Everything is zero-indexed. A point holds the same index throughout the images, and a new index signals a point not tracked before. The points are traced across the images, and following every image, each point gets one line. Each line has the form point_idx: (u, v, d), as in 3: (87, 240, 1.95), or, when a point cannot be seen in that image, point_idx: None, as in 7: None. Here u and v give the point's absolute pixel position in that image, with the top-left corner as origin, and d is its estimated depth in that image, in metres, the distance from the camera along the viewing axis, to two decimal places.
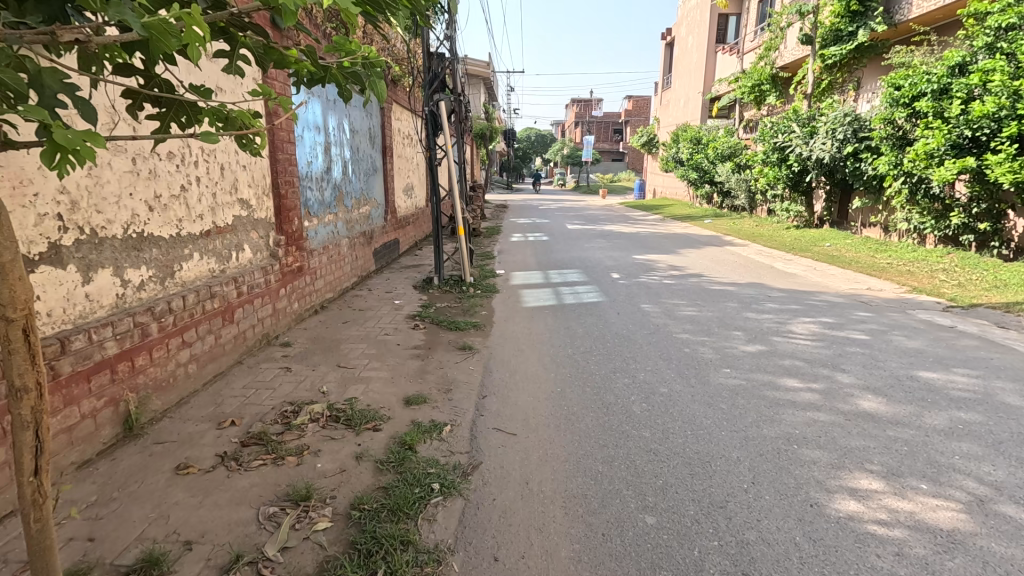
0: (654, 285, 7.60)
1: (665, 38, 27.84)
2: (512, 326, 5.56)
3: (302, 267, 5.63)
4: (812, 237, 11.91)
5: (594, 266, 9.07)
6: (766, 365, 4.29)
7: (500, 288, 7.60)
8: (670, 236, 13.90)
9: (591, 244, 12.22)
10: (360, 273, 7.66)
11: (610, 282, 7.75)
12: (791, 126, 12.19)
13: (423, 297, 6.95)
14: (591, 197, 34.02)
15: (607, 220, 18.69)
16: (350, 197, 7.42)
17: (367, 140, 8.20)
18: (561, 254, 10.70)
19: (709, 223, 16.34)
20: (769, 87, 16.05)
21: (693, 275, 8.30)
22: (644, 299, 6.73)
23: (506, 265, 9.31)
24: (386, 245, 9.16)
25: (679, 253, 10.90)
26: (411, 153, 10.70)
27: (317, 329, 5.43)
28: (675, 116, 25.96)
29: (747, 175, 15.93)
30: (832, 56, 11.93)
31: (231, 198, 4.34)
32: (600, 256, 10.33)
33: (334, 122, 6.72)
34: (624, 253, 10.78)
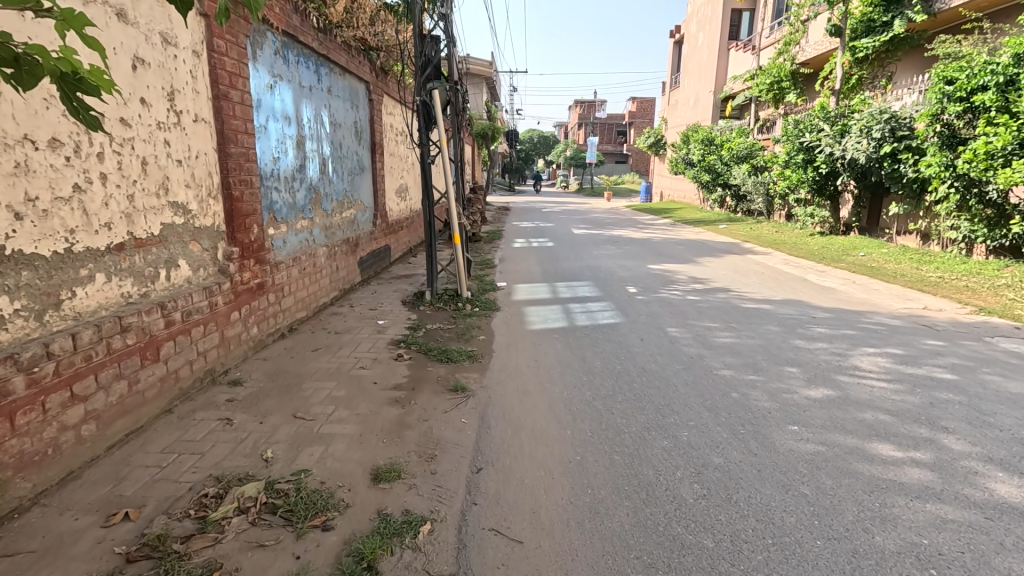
0: (678, 302, 6.65)
1: (673, 35, 26.96)
2: (515, 357, 4.60)
3: (263, 283, 4.69)
4: (842, 245, 10.96)
5: (606, 278, 8.13)
6: (843, 421, 3.33)
7: (501, 304, 6.64)
8: (684, 243, 12.96)
9: (601, 251, 11.26)
10: (341, 286, 6.72)
11: (627, 298, 6.80)
12: (819, 124, 11.24)
13: (412, 316, 6.00)
14: (596, 200, 33.09)
15: (615, 224, 17.70)
16: (330, 199, 6.50)
17: (352, 135, 7.28)
18: (568, 263, 9.76)
19: (725, 228, 15.38)
20: (789, 84, 15.13)
21: (720, 290, 7.35)
22: (669, 320, 5.78)
23: (508, 276, 8.36)
24: (374, 252, 8.21)
25: (699, 262, 9.95)
26: (404, 150, 9.77)
27: (278, 360, 4.47)
28: (684, 116, 25.04)
29: (765, 178, 14.99)
30: (864, 49, 11.04)
31: (156, 200, 3.38)
32: (611, 265, 9.38)
33: (310, 112, 5.79)
34: (638, 262, 9.83)
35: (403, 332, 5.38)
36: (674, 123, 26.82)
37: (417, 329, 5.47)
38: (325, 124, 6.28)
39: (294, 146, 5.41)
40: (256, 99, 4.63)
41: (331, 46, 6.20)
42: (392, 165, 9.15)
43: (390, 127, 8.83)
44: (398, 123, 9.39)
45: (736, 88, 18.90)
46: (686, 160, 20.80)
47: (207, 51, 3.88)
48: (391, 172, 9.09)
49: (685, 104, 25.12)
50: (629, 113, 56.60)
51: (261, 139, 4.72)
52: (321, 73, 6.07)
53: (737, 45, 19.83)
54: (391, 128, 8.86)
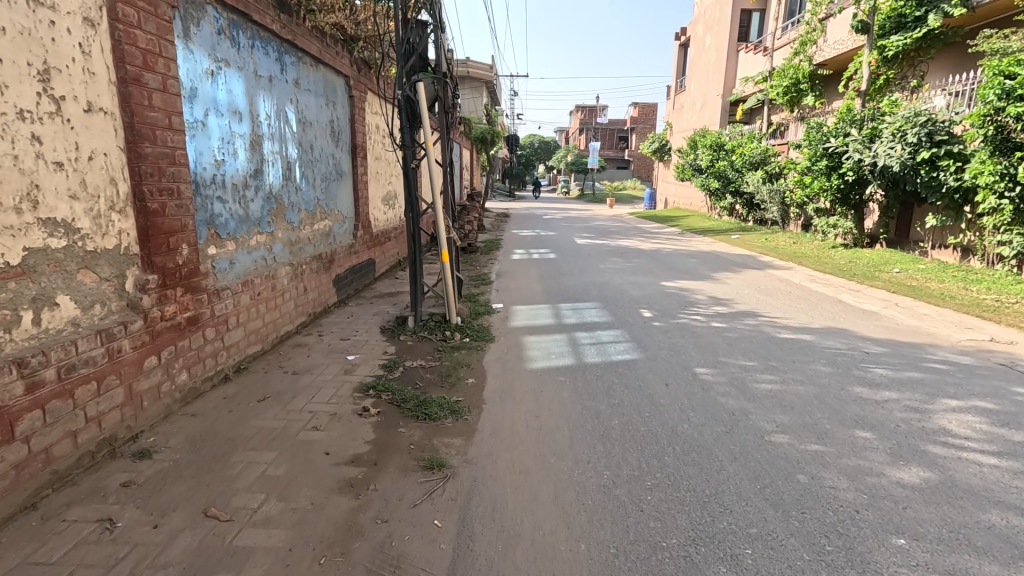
0: (703, 332, 5.70)
1: (678, 38, 26.19)
2: (509, 412, 3.66)
3: (198, 316, 3.77)
4: (870, 259, 10.04)
5: (616, 299, 7.19)
6: (967, 531, 2.38)
7: (496, 332, 5.69)
8: (696, 255, 12.06)
9: (607, 265, 10.34)
10: (310, 310, 5.80)
11: (641, 326, 5.86)
12: (845, 128, 10.37)
13: (390, 349, 5.06)
14: (598, 207, 32.21)
15: (619, 234, 16.75)
16: (297, 208, 5.59)
17: (327, 135, 6.38)
18: (571, 279, 8.82)
19: (738, 239, 14.47)
20: (807, 87, 14.37)
21: (747, 315, 6.41)
22: (695, 356, 4.84)
23: (505, 296, 7.43)
24: (354, 268, 7.28)
25: (717, 279, 9.02)
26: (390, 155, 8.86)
27: (210, 417, 3.53)
28: (691, 121, 24.22)
29: (781, 185, 14.11)
30: (894, 47, 10.21)
31: (16, 216, 2.46)
32: (620, 282, 8.44)
33: (268, 107, 4.86)
34: (649, 278, 8.89)
35: (376, 372, 4.45)
36: (679, 128, 26.00)
37: (394, 368, 4.54)
38: (292, 122, 5.40)
39: (246, 146, 4.50)
40: (188, 87, 3.72)
41: (298, 31, 5.31)
42: (377, 171, 8.24)
43: (374, 128, 7.92)
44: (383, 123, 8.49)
45: (746, 91, 18.07)
46: (693, 166, 19.89)
47: (108, 21, 2.96)
48: (375, 179, 8.18)
49: (691, 108, 24.29)
50: (631, 119, 55.89)
51: (195, 136, 3.80)
52: (285, 62, 5.18)
53: (748, 47, 19.07)
54: (375, 129, 7.95)
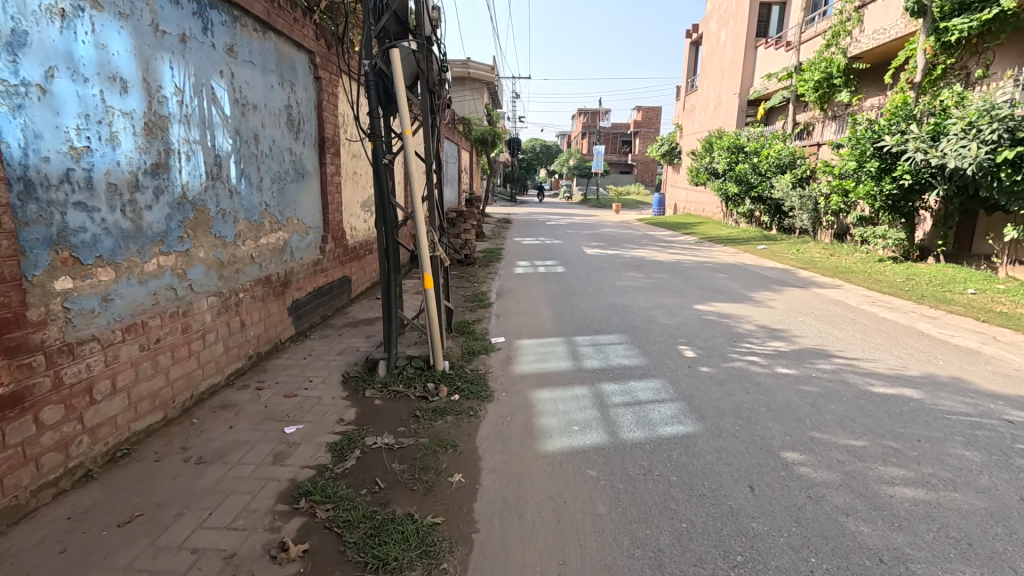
0: (769, 383, 4.30)
1: (690, 36, 24.90)
2: (516, 557, 2.26)
3: (23, 391, 2.39)
4: (931, 276, 8.63)
5: (644, 330, 5.79)
6: None
7: (496, 383, 4.28)
8: (722, 268, 10.67)
9: (624, 280, 8.95)
10: (251, 351, 4.42)
11: (686, 375, 4.46)
12: (899, 124, 9.00)
13: (348, 414, 3.66)
14: (603, 212, 30.89)
15: (631, 242, 15.39)
16: (232, 218, 4.21)
17: (281, 124, 5.01)
18: (586, 298, 7.44)
19: (764, 249, 13.07)
20: (840, 82, 13.21)
21: (816, 355, 5.01)
22: (775, 428, 3.45)
23: (507, 325, 6.03)
24: (320, 290, 5.91)
25: (757, 301, 7.62)
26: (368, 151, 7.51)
27: (19, 567, 2.14)
28: (703, 123, 22.88)
29: (813, 190, 12.73)
30: (955, 32, 8.85)
31: None
32: (644, 305, 7.04)
33: (178, 77, 3.48)
34: (676, 299, 7.52)
35: (319, 459, 3.05)
36: (690, 130, 24.72)
37: (347, 451, 3.14)
38: (224, 102, 4.03)
39: (135, 130, 3.11)
40: (8, 29, 2.35)
41: None
42: (354, 171, 6.88)
43: (346, 117, 6.53)
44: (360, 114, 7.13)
45: (768, 89, 16.76)
46: (708, 170, 18.52)
47: None
48: (351, 181, 6.82)
49: (703, 109, 23.01)
50: (634, 122, 54.65)
51: (24, 108, 2.43)
52: (210, 20, 3.83)
53: (768, 42, 17.78)
54: (348, 120, 6.58)
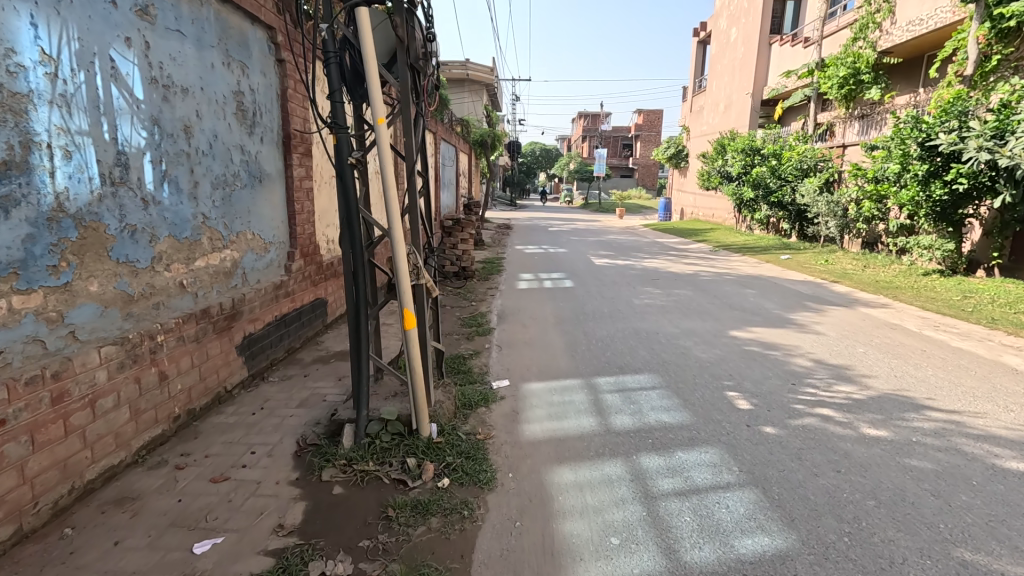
0: (860, 452, 3.25)
1: (697, 34, 23.97)
2: None
3: None
4: (993, 294, 7.59)
5: (679, 368, 4.74)
6: None
7: (502, 455, 3.22)
8: (747, 281, 9.63)
9: (642, 298, 7.91)
10: (177, 409, 3.36)
11: (747, 440, 3.41)
12: (953, 121, 7.98)
13: (292, 513, 2.61)
14: (607, 216, 29.89)
15: (641, 251, 14.35)
16: (148, 236, 3.16)
17: (227, 114, 3.96)
18: (602, 321, 6.40)
19: (788, 259, 12.03)
20: (869, 78, 12.21)
21: (902, 407, 3.97)
22: (902, 542, 2.40)
23: (511, 361, 4.98)
24: (284, 319, 4.85)
25: (800, 324, 6.58)
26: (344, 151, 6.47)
27: None
28: (713, 124, 21.89)
29: (842, 196, 11.71)
30: (1016, 15, 7.68)
31: None
32: (672, 332, 5.99)
33: (46, 39, 2.44)
34: (706, 322, 6.48)
35: None
36: (699, 132, 23.73)
37: None
38: (132, 81, 2.99)
39: None
40: None
41: None
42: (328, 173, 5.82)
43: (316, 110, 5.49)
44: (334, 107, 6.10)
45: (786, 87, 15.68)
46: (721, 173, 17.52)
47: None
48: (325, 187, 5.78)
49: (713, 109, 22.04)
50: (637, 124, 53.76)
51: None
52: None
53: (785, 38, 16.83)
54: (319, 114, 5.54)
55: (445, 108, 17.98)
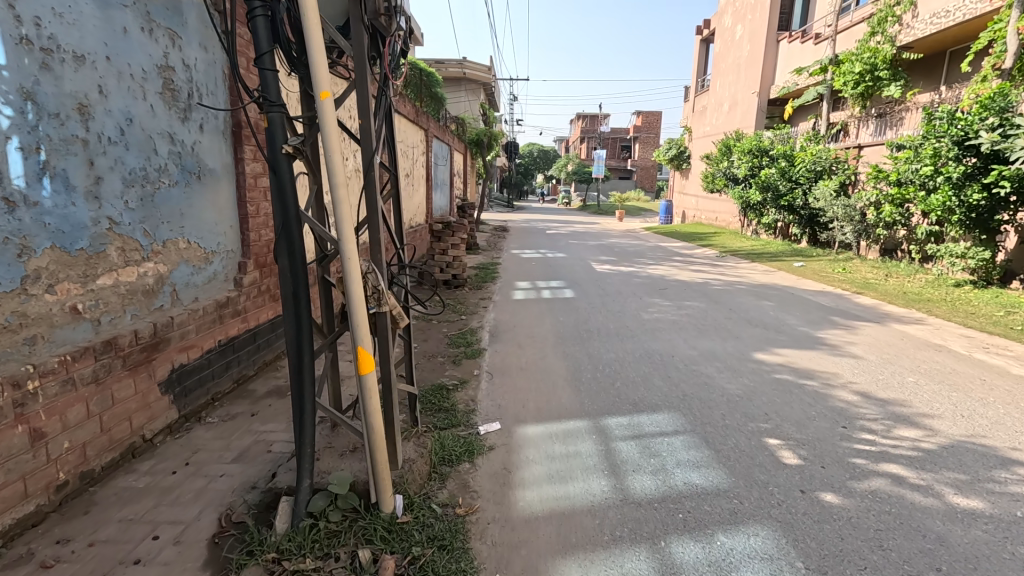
0: (958, 537, 2.48)
1: (700, 33, 23.33)
2: None
3: None
4: None
5: (704, 406, 3.97)
6: None
7: (488, 541, 2.43)
8: (762, 292, 8.89)
9: (651, 311, 7.16)
10: (61, 475, 2.57)
11: (805, 516, 2.62)
12: (993, 119, 7.31)
13: None
14: (606, 220, 29.03)
15: (644, 256, 13.62)
16: (15, 248, 2.37)
17: (147, 93, 3.16)
18: (607, 342, 5.62)
19: (801, 266, 11.30)
20: (888, 75, 11.47)
21: (986, 462, 3.20)
22: None
23: (504, 393, 4.20)
24: (232, 344, 4.05)
25: (832, 345, 5.81)
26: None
27: None
28: (716, 124, 21.21)
29: (859, 199, 11.01)
30: None
31: None
32: (689, 355, 5.22)
33: None
34: (726, 342, 5.72)
35: None
36: (702, 133, 23.03)
37: None
38: None
39: None
40: None
41: None
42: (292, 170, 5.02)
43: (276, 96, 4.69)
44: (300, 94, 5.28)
45: (799, 84, 14.82)
46: (726, 175, 16.77)
47: None
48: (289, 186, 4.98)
49: (717, 110, 21.35)
50: (636, 126, 53.12)
51: None
52: None
53: (795, 35, 16.13)
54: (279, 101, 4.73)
55: (440, 105, 17.24)
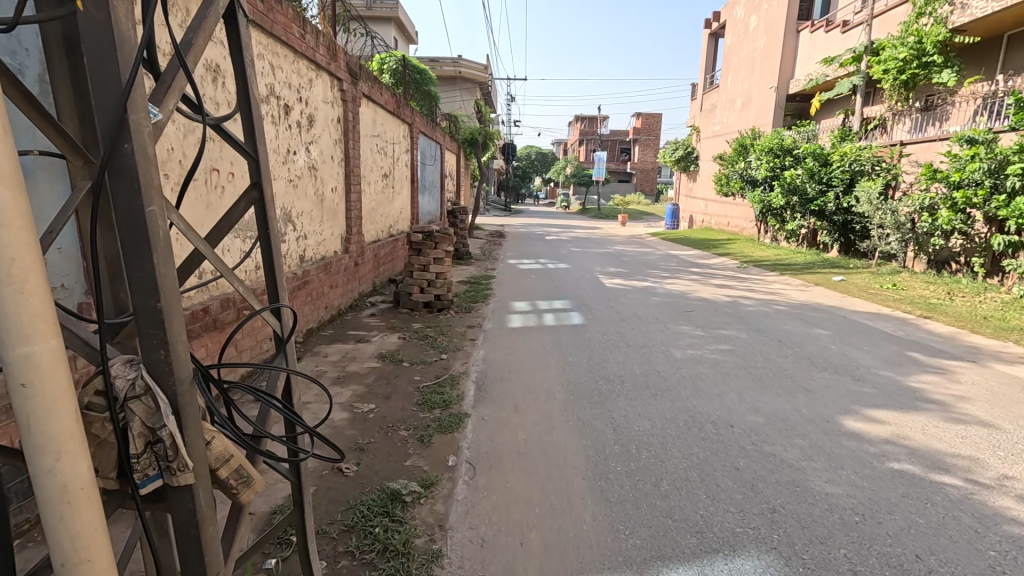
0: None
1: (710, 26, 21.96)
2: None
3: None
4: None
5: (811, 539, 2.48)
6: None
7: None
8: (807, 316, 7.39)
9: (683, 346, 5.65)
10: None
11: None
12: None
13: None
14: (609, 224, 27.54)
15: (657, 267, 12.11)
16: None
17: None
18: (635, 400, 4.12)
19: (841, 281, 9.82)
20: (939, 61, 9.98)
21: None
22: None
23: (494, 508, 2.70)
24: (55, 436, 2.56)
25: (939, 401, 4.29)
26: (231, 127, 4.17)
27: None
28: (729, 123, 19.78)
29: (910, 204, 9.57)
30: None
31: None
32: (753, 425, 3.71)
33: None
34: (796, 399, 4.20)
35: None
36: (711, 133, 21.63)
37: None
38: None
39: None
40: None
41: None
42: (181, 156, 3.56)
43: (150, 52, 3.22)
44: (206, 57, 3.81)
45: (829, 75, 13.25)
46: (742, 176, 15.18)
47: None
48: (179, 189, 3.54)
49: (728, 108, 19.95)
50: (636, 128, 51.80)
51: None
52: None
53: (819, 23, 14.69)
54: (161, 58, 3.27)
55: (433, 101, 15.73)
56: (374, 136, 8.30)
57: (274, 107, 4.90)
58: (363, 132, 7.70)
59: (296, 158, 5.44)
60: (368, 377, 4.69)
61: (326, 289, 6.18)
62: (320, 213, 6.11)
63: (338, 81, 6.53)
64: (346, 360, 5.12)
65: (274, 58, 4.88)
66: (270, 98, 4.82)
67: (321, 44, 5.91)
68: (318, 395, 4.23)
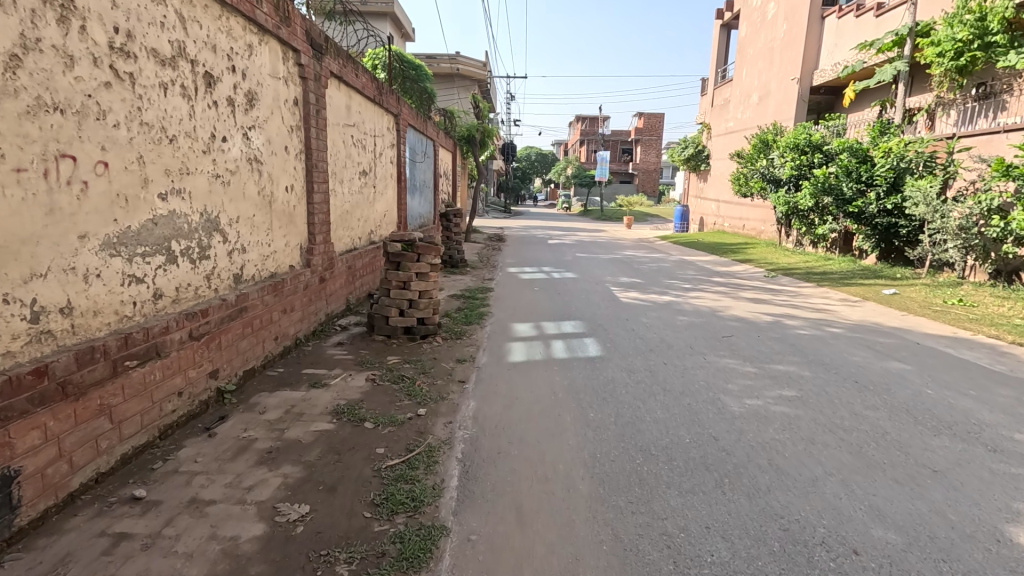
0: None
1: (722, 17, 20.69)
2: None
3: None
4: None
5: None
6: None
7: None
8: (871, 342, 6.06)
9: (735, 394, 4.31)
10: None
11: None
12: None
13: None
14: (614, 227, 26.21)
15: (676, 277, 10.77)
16: None
17: None
18: (695, 496, 2.81)
19: (894, 294, 8.49)
20: (1006, 42, 8.56)
21: None
22: None
23: None
24: None
25: None
26: (104, 97, 2.86)
27: None
28: (744, 119, 18.48)
29: (976, 206, 8.24)
30: None
31: None
32: (889, 552, 2.39)
33: None
34: (928, 492, 2.88)
35: None
36: (725, 130, 20.31)
37: None
38: None
39: None
40: None
41: None
42: None
43: None
44: None
45: (868, 62, 11.88)
46: (763, 175, 13.79)
47: None
48: None
49: (743, 102, 18.66)
50: (637, 128, 50.64)
51: None
52: None
53: (850, 6, 13.34)
54: None
55: (431, 102, 14.57)
56: (348, 126, 6.97)
57: (189, 74, 3.58)
58: (333, 120, 6.37)
59: (229, 147, 4.12)
60: (311, 449, 3.34)
61: (277, 315, 4.85)
62: (267, 219, 4.78)
63: (294, 52, 5.21)
64: (289, 418, 3.78)
65: (188, 7, 3.56)
66: (181, 61, 3.49)
67: (265, 1, 4.59)
68: (230, 487, 2.88)
